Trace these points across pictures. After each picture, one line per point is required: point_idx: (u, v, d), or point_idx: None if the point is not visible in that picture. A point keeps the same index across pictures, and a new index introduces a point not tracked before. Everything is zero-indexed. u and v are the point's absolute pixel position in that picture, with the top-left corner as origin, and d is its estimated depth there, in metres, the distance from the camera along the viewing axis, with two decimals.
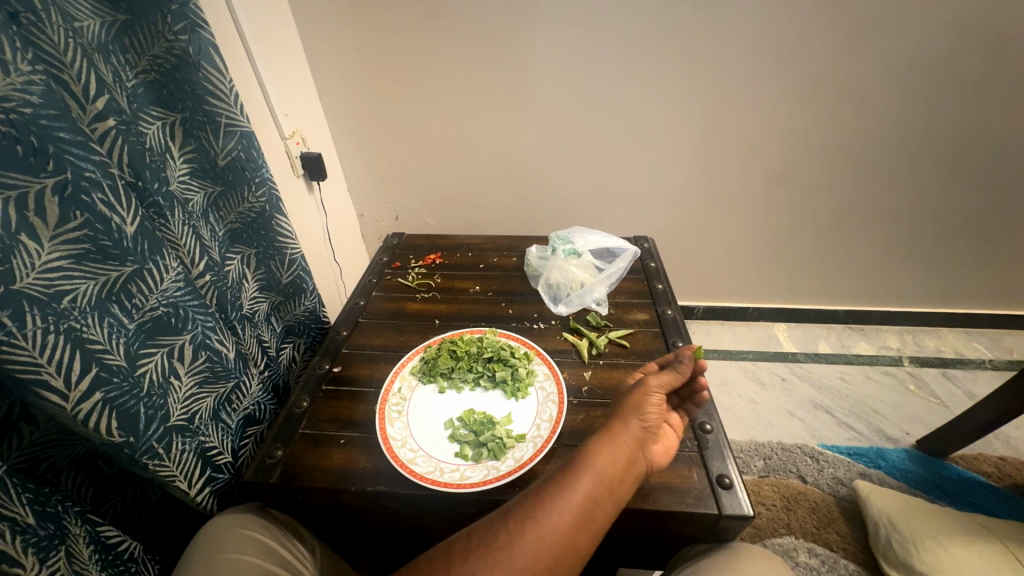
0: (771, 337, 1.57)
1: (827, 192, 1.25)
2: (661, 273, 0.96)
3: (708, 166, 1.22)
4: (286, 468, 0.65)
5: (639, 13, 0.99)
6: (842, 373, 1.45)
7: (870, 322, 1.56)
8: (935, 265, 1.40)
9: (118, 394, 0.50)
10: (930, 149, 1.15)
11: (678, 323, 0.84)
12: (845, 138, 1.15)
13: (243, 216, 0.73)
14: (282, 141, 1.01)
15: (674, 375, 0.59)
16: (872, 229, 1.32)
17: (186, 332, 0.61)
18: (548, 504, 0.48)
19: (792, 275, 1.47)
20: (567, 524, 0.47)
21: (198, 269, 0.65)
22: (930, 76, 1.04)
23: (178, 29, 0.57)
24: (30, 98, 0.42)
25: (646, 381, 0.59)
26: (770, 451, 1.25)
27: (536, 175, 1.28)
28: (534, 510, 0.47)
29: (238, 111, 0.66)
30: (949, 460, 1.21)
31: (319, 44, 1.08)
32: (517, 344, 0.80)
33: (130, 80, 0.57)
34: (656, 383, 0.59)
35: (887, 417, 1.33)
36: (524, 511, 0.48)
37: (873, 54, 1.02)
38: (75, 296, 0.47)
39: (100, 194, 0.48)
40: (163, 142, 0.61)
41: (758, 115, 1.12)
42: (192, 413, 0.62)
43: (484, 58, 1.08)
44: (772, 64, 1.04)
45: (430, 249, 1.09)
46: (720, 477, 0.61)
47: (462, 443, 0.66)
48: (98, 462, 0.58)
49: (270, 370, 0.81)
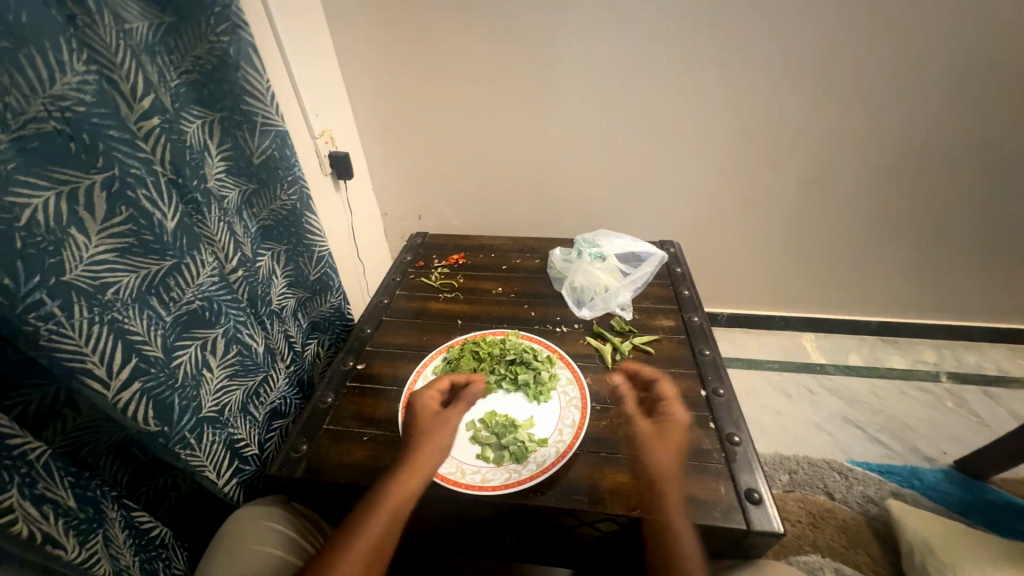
0: (799, 347, 1.52)
1: (864, 199, 1.20)
2: (687, 279, 0.94)
3: (737, 170, 1.19)
4: (310, 462, 0.66)
5: (670, 14, 0.98)
6: (875, 387, 1.39)
7: (906, 335, 1.49)
8: (978, 277, 1.33)
9: (155, 384, 0.52)
10: (978, 155, 1.09)
11: (705, 330, 0.82)
12: (885, 143, 1.10)
13: (275, 214, 0.75)
14: (311, 140, 1.03)
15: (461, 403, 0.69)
16: (912, 238, 1.27)
17: (219, 325, 0.62)
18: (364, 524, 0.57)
19: (822, 284, 1.42)
20: (374, 536, 0.56)
21: (232, 264, 0.66)
22: (980, 79, 0.99)
23: (221, 30, 0.59)
24: (83, 97, 0.43)
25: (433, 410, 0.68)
26: (796, 466, 1.21)
27: (560, 177, 1.27)
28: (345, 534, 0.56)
29: (274, 111, 0.68)
30: (990, 483, 1.15)
31: (350, 45, 1.10)
32: (539, 347, 0.79)
33: (173, 80, 0.58)
34: (454, 418, 0.67)
35: (923, 435, 1.27)
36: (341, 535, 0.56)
37: (917, 55, 0.97)
38: (118, 289, 0.49)
39: (144, 190, 0.50)
40: (203, 141, 0.62)
41: (792, 118, 1.09)
42: (222, 404, 0.63)
43: (511, 59, 1.07)
44: (808, 66, 1.01)
45: (453, 249, 1.09)
46: (749, 491, 0.59)
47: (484, 444, 0.66)
48: (133, 450, 0.60)
49: (296, 365, 0.83)
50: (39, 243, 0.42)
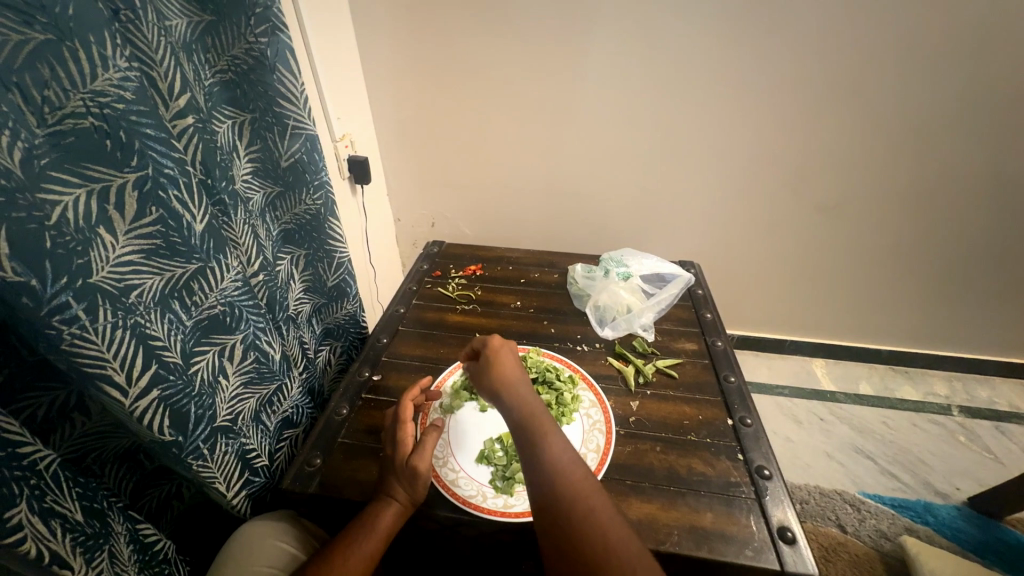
0: (809, 373, 1.50)
1: (883, 228, 1.20)
2: (709, 301, 0.93)
3: (756, 192, 1.18)
4: (323, 477, 0.64)
5: (700, 35, 0.97)
6: (886, 417, 1.37)
7: (917, 365, 1.48)
8: (994, 311, 1.32)
9: (173, 392, 0.50)
10: (999, 191, 1.09)
11: (730, 356, 0.80)
12: (909, 173, 1.09)
13: (298, 218, 0.73)
14: (331, 144, 1.02)
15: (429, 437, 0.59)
16: (931, 268, 1.25)
17: (238, 332, 0.60)
18: (368, 527, 0.55)
19: (836, 310, 1.40)
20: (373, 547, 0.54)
21: (253, 268, 0.64)
22: (1006, 113, 0.99)
23: (260, 32, 0.58)
24: (124, 93, 0.42)
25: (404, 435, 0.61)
26: (807, 495, 1.19)
27: (578, 192, 1.26)
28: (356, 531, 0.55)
29: (306, 115, 0.67)
30: (1005, 523, 1.13)
31: (375, 50, 1.09)
32: (561, 365, 0.77)
33: (207, 79, 0.57)
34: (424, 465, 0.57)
35: (935, 469, 1.25)
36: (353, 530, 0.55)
37: (945, 88, 0.97)
38: (141, 291, 0.47)
39: (176, 190, 0.48)
40: (232, 141, 0.61)
41: (816, 143, 1.08)
42: (236, 413, 0.61)
43: (537, 73, 1.07)
44: (835, 92, 1.01)
45: (470, 260, 1.07)
46: (782, 529, 0.57)
47: (495, 468, 0.63)
48: (140, 457, 0.58)
49: (308, 373, 0.80)
50: (68, 242, 0.40)
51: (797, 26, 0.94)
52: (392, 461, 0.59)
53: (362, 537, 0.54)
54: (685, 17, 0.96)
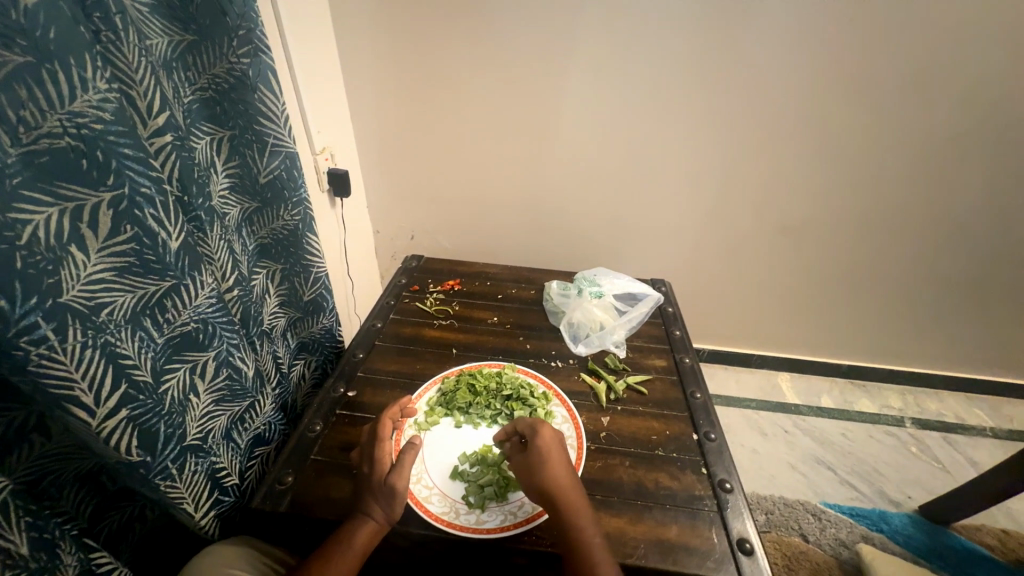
0: (774, 386, 1.56)
1: (839, 251, 1.28)
2: (678, 319, 0.97)
3: (723, 213, 1.25)
4: (295, 496, 0.63)
5: (670, 65, 1.03)
6: (844, 429, 1.45)
7: (873, 379, 1.56)
8: (939, 328, 1.42)
9: (142, 411, 0.50)
10: (939, 218, 1.19)
11: (696, 373, 0.84)
12: (861, 199, 1.18)
13: (275, 233, 0.73)
14: (312, 157, 1.02)
15: (406, 453, 0.59)
16: (883, 288, 1.34)
17: (211, 348, 0.60)
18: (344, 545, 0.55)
19: (799, 326, 1.48)
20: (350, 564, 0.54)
21: (228, 284, 0.64)
22: (942, 149, 1.08)
23: (242, 52, 0.59)
24: (102, 114, 0.42)
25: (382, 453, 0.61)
26: (771, 506, 1.24)
27: (555, 209, 1.29)
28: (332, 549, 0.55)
29: (286, 133, 0.68)
30: (952, 529, 1.20)
31: (358, 66, 1.11)
32: (535, 382, 0.79)
33: (186, 96, 0.57)
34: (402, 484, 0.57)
35: (889, 478, 1.32)
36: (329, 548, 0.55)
37: (889, 124, 1.06)
38: (113, 309, 0.46)
39: (152, 209, 0.48)
40: (210, 157, 0.61)
41: (778, 170, 1.16)
42: (206, 431, 0.60)
43: (517, 95, 1.11)
44: (793, 123, 1.08)
45: (448, 275, 1.09)
46: (741, 540, 0.60)
47: (469, 484, 0.64)
48: (102, 479, 0.56)
49: (282, 389, 0.80)
50: (38, 262, 0.40)
51: (758, 62, 1.01)
52: (368, 479, 0.60)
53: (337, 555, 0.54)
54: (656, 49, 1.02)
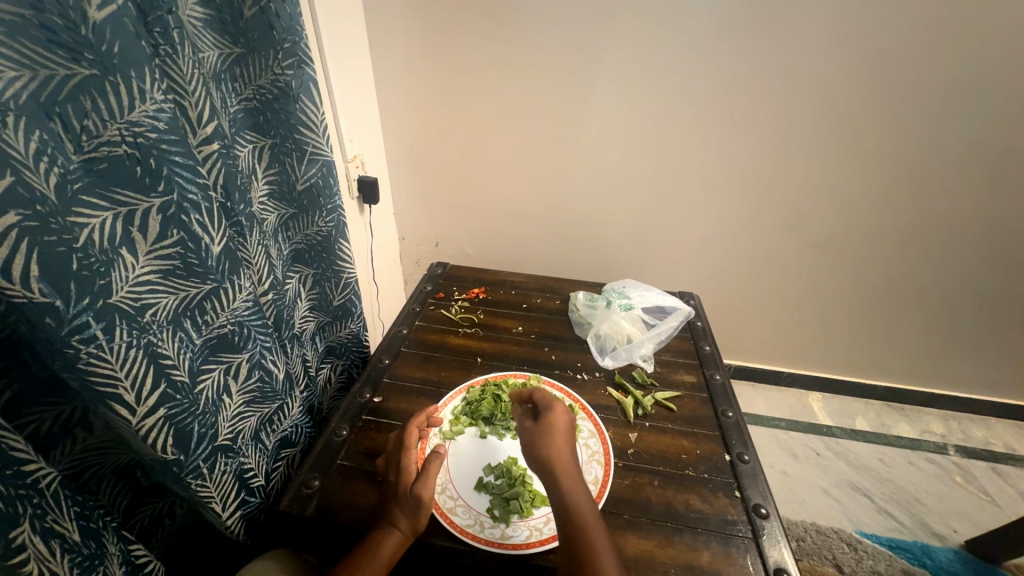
0: (805, 406, 1.50)
1: (878, 266, 1.22)
2: (708, 334, 0.94)
3: (754, 226, 1.21)
4: (321, 501, 0.64)
5: (702, 76, 1.02)
6: (882, 454, 1.37)
7: (913, 402, 1.48)
8: (988, 351, 1.34)
9: (179, 411, 0.51)
10: (990, 234, 1.13)
11: (727, 390, 0.81)
12: (903, 213, 1.13)
13: (309, 238, 0.75)
14: (343, 164, 1.05)
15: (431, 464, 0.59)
16: (926, 307, 1.28)
17: (245, 350, 0.61)
18: (370, 554, 0.54)
19: (833, 344, 1.42)
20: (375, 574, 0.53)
21: (263, 287, 0.65)
22: (995, 162, 1.03)
23: (286, 64, 0.61)
24: (157, 124, 0.44)
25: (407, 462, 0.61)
26: (802, 533, 1.18)
27: (581, 218, 1.28)
28: (357, 558, 0.54)
29: (324, 142, 0.69)
30: (1003, 568, 1.11)
31: (390, 77, 1.13)
32: (561, 394, 0.78)
33: (233, 106, 0.59)
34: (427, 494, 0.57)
35: (931, 509, 1.24)
36: (355, 557, 0.55)
37: (936, 135, 1.02)
38: (156, 310, 0.48)
39: (197, 215, 0.50)
40: (251, 165, 0.63)
41: (814, 182, 1.12)
42: (237, 432, 0.62)
43: (545, 105, 1.11)
44: (831, 134, 1.05)
45: (473, 282, 1.09)
46: (778, 570, 0.57)
47: (494, 496, 0.63)
48: (137, 474, 0.57)
49: (309, 392, 0.81)
50: (92, 264, 0.41)
51: (795, 72, 0.99)
52: (393, 488, 0.60)
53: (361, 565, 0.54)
54: (689, 59, 1.01)
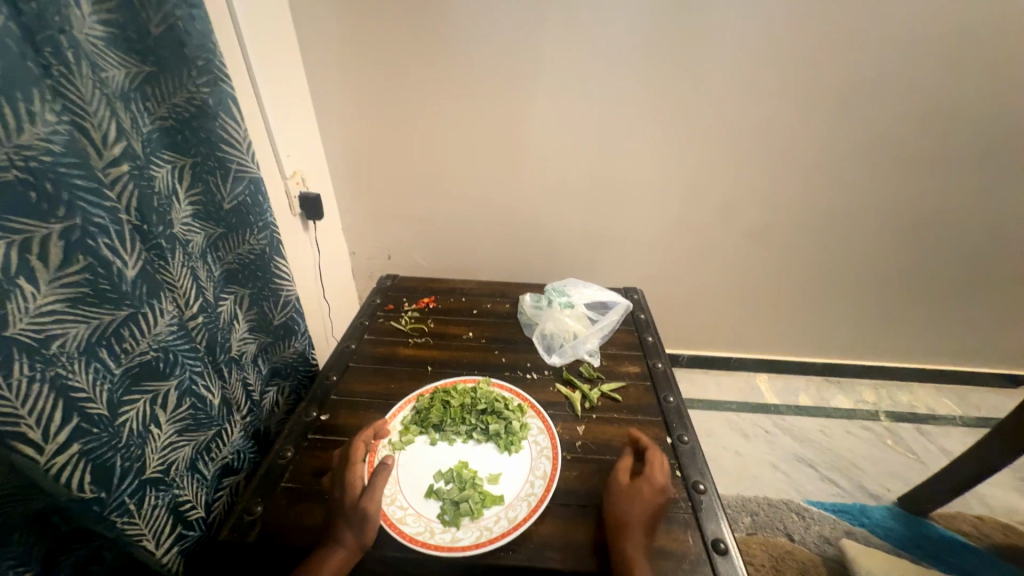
0: (753, 387, 1.59)
1: (802, 252, 1.33)
2: (651, 325, 0.99)
3: (690, 221, 1.29)
4: (264, 526, 0.62)
5: (629, 83, 1.08)
6: (822, 426, 1.48)
7: (847, 375, 1.61)
8: (903, 322, 1.47)
9: (96, 445, 0.48)
10: (893, 217, 1.25)
11: (669, 377, 0.86)
12: (817, 202, 1.24)
13: (242, 258, 0.73)
14: (283, 181, 1.02)
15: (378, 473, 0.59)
16: (848, 286, 1.40)
17: (173, 377, 0.58)
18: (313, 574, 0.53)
19: (772, 327, 1.52)
20: None
21: (191, 311, 0.63)
22: (888, 152, 1.15)
23: (202, 82, 0.60)
24: (52, 146, 0.42)
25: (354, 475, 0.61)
26: (756, 507, 1.24)
27: (529, 223, 1.32)
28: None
29: (250, 159, 0.68)
30: (930, 518, 1.22)
31: (328, 92, 1.13)
32: (510, 395, 0.79)
33: (146, 126, 0.58)
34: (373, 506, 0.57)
35: (867, 472, 1.35)
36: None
37: (837, 131, 1.12)
38: (65, 341, 0.46)
39: (106, 238, 0.48)
40: (171, 185, 0.61)
41: (739, 177, 1.21)
42: (169, 463, 0.59)
43: (485, 115, 1.14)
44: (749, 133, 1.14)
45: (424, 292, 1.09)
46: (716, 541, 0.60)
47: (445, 501, 0.63)
48: (54, 520, 0.54)
49: (253, 416, 0.78)
50: None
51: (712, 77, 1.07)
52: (338, 504, 0.59)
53: None
54: (615, 68, 1.07)
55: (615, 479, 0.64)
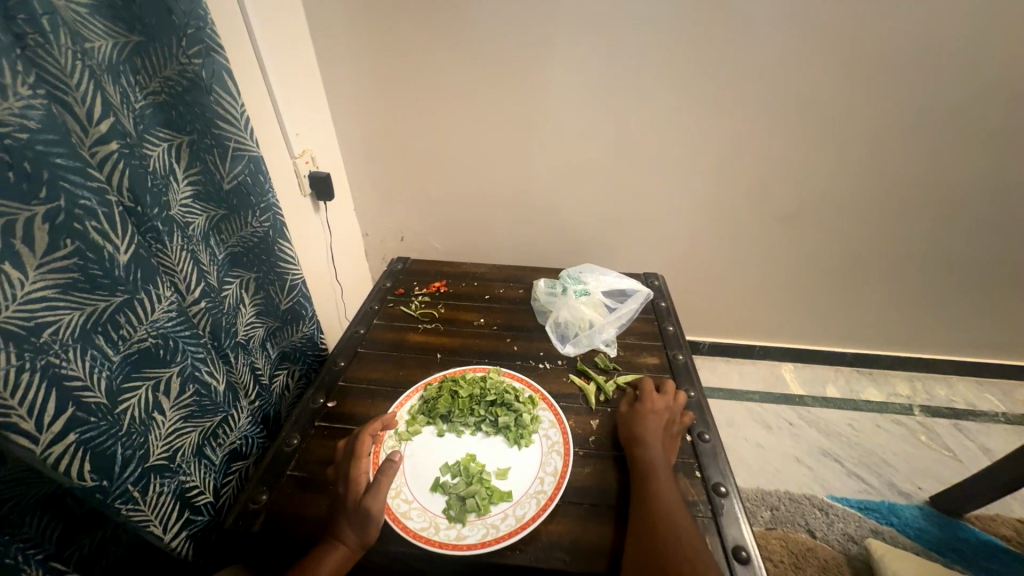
0: (777, 377, 1.53)
1: (840, 236, 1.23)
2: (671, 314, 0.93)
3: (718, 202, 1.20)
4: (269, 514, 0.61)
5: (658, 50, 0.99)
6: (851, 419, 1.41)
7: (880, 366, 1.52)
8: (948, 312, 1.37)
9: (95, 434, 0.47)
10: (946, 198, 1.14)
11: (690, 370, 0.81)
12: (861, 182, 1.13)
13: (245, 241, 0.70)
14: (291, 160, 0.99)
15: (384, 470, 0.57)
16: (888, 272, 1.30)
17: (174, 364, 0.57)
18: (315, 565, 0.52)
19: (801, 315, 1.44)
20: None
21: (193, 296, 0.61)
22: (949, 126, 1.03)
23: (193, 53, 0.56)
24: (27, 123, 0.40)
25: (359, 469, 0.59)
26: (777, 502, 1.20)
27: (545, 204, 1.26)
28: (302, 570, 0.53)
29: (248, 136, 0.65)
30: (965, 520, 1.16)
31: (335, 65, 1.07)
32: (521, 386, 0.76)
33: (138, 101, 0.54)
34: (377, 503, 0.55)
35: (898, 469, 1.28)
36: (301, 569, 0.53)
37: (890, 102, 1.01)
38: (57, 329, 0.44)
39: (94, 222, 0.46)
40: (168, 165, 0.58)
41: (774, 155, 1.11)
42: (174, 450, 0.58)
43: (500, 88, 1.07)
44: (789, 105, 1.03)
45: (434, 276, 1.06)
46: (736, 548, 0.57)
47: (451, 495, 0.61)
48: (68, 501, 0.54)
49: (261, 401, 0.77)
50: None
51: (753, 42, 0.96)
52: (341, 497, 0.58)
53: None
54: (643, 34, 0.97)
55: (654, 438, 0.65)
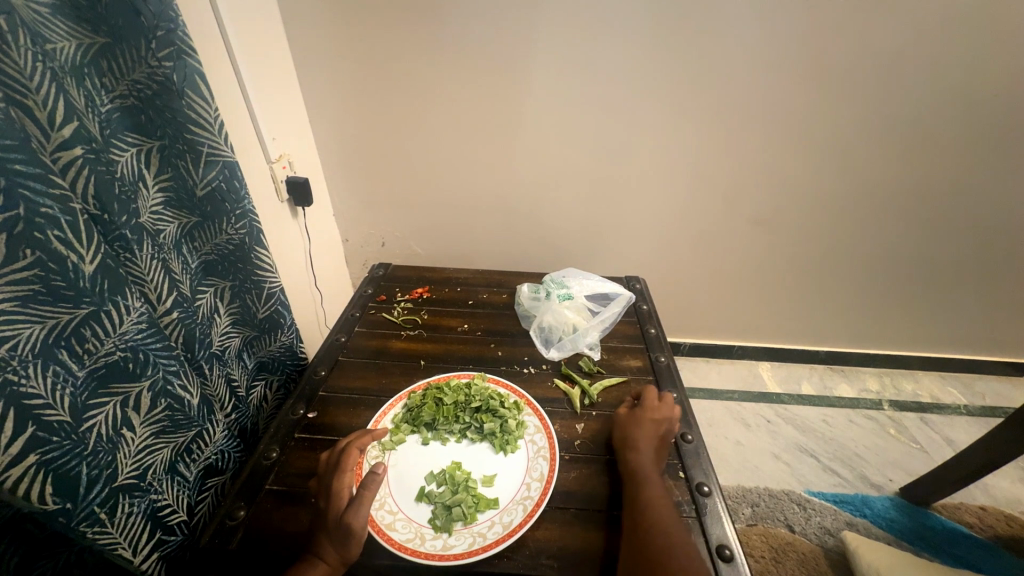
0: (755, 376, 1.57)
1: (810, 238, 1.28)
2: (653, 317, 0.95)
3: (696, 206, 1.23)
4: (247, 530, 0.59)
5: (636, 58, 1.01)
6: (825, 415, 1.45)
7: (851, 363, 1.58)
8: (912, 310, 1.43)
9: (57, 454, 0.45)
10: (908, 202, 1.20)
11: (672, 371, 0.82)
12: (830, 186, 1.18)
13: (220, 248, 0.68)
14: (268, 165, 0.96)
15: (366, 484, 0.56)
16: (856, 272, 1.35)
17: (144, 378, 0.55)
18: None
19: (776, 315, 1.48)
20: None
21: (164, 306, 0.59)
22: (909, 133, 1.08)
23: (163, 56, 0.54)
24: None
25: (342, 483, 0.58)
26: (757, 498, 1.23)
27: (528, 208, 1.26)
28: None
29: (223, 141, 0.63)
30: (933, 509, 1.21)
31: (314, 68, 1.06)
32: (506, 391, 0.76)
33: (104, 105, 0.52)
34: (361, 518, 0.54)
35: (869, 462, 1.33)
36: None
37: (855, 110, 1.06)
38: (16, 343, 0.42)
39: (56, 230, 0.43)
40: (137, 170, 0.56)
41: (748, 160, 1.15)
42: (145, 467, 0.56)
43: (481, 94, 1.07)
44: (762, 112, 1.07)
45: (417, 282, 1.05)
46: (720, 547, 0.58)
47: (437, 505, 0.60)
48: (28, 526, 0.51)
49: (238, 413, 0.75)
50: None
51: (726, 52, 1.00)
52: (324, 511, 0.56)
53: None
54: (622, 42, 0.99)
55: (646, 445, 0.65)
